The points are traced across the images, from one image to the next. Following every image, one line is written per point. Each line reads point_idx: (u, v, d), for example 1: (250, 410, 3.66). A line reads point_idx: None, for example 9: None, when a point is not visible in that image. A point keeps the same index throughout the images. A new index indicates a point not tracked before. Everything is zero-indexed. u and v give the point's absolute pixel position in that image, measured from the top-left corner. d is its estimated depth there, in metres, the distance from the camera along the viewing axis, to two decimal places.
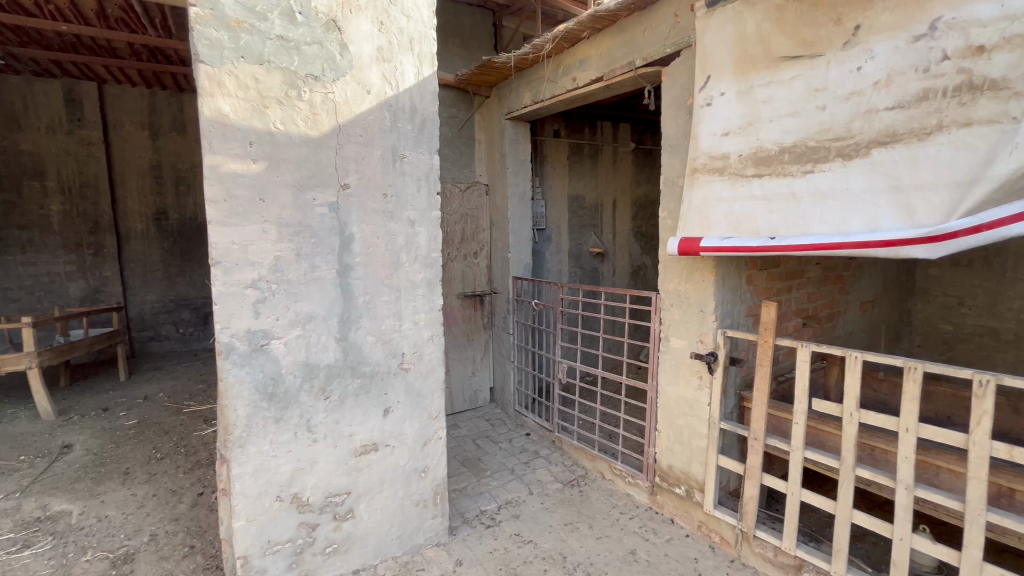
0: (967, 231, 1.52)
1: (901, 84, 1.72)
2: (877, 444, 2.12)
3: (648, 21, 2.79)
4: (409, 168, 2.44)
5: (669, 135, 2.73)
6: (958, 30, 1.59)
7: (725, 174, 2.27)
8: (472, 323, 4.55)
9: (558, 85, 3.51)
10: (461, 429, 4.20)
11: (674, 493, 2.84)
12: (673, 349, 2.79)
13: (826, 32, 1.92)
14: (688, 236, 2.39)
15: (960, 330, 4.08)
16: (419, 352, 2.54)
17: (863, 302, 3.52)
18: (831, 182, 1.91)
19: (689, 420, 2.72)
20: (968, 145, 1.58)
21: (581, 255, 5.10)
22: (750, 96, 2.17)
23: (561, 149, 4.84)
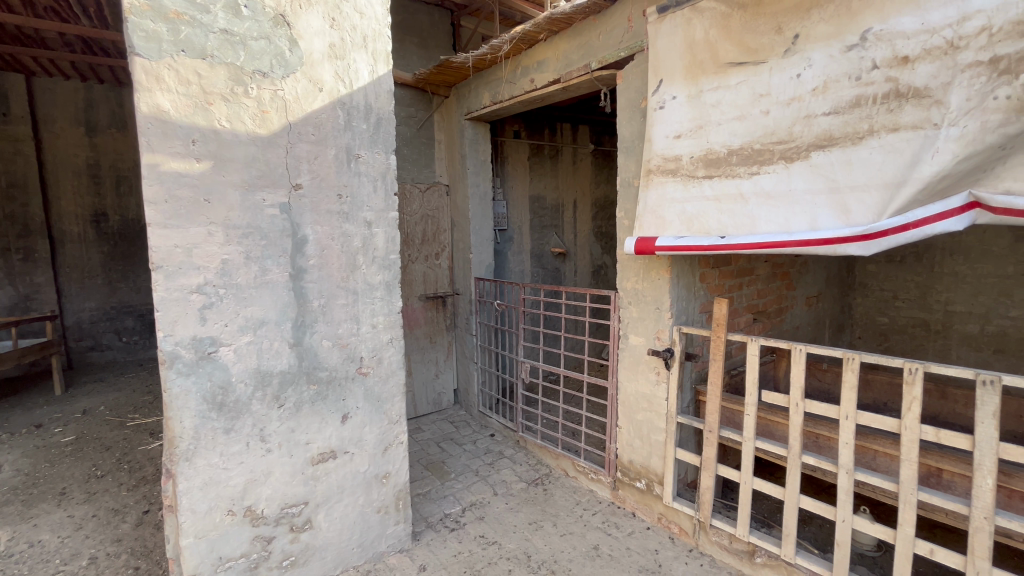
0: (897, 229, 1.63)
1: (836, 91, 1.82)
2: (821, 431, 2.23)
3: (602, 25, 2.84)
4: (365, 168, 2.38)
5: (624, 137, 2.79)
6: (886, 41, 1.70)
7: (677, 176, 2.34)
8: (435, 325, 4.50)
9: (517, 86, 3.53)
10: (424, 433, 4.15)
11: (635, 487, 2.90)
12: (631, 347, 2.85)
13: (768, 40, 2.01)
14: (643, 235, 2.45)
15: (895, 322, 4.35)
16: (379, 356, 2.49)
17: (808, 298, 3.71)
18: (775, 183, 2.00)
19: (648, 415, 2.79)
20: (895, 148, 1.69)
21: (543, 255, 5.14)
22: (700, 100, 2.24)
23: (522, 150, 4.86)
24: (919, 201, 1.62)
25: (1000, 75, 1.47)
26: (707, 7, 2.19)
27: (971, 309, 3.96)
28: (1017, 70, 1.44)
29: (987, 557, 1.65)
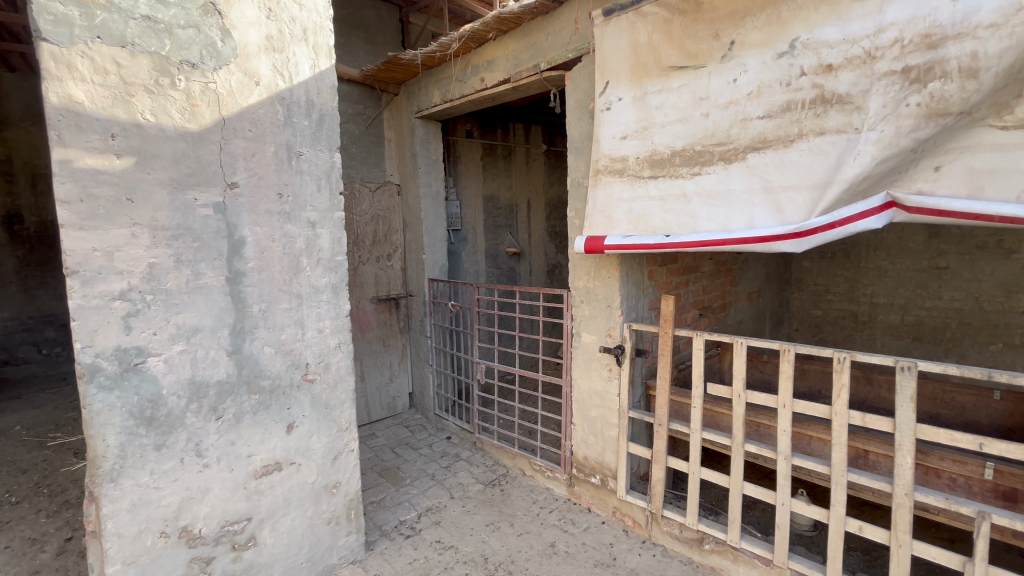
0: (825, 227, 1.74)
1: (769, 96, 1.91)
2: (761, 420, 2.34)
3: (550, 26, 2.87)
4: (307, 166, 2.29)
5: (573, 138, 2.82)
6: (812, 49, 1.80)
7: (624, 176, 2.39)
8: (387, 327, 4.40)
9: (467, 85, 3.50)
10: (378, 438, 4.04)
11: (591, 483, 2.95)
12: (584, 344, 2.89)
13: (707, 46, 2.08)
14: (593, 234, 2.49)
15: (828, 314, 4.64)
16: (326, 362, 2.40)
17: (750, 293, 3.89)
18: (715, 183, 2.08)
19: (601, 411, 2.84)
20: (822, 151, 1.79)
21: (497, 255, 5.13)
22: (644, 102, 2.30)
23: (474, 149, 4.83)
24: (843, 201, 1.73)
25: (911, 84, 1.60)
26: (650, 12, 2.25)
27: (892, 301, 4.29)
28: (925, 79, 1.57)
29: (908, 530, 1.79)
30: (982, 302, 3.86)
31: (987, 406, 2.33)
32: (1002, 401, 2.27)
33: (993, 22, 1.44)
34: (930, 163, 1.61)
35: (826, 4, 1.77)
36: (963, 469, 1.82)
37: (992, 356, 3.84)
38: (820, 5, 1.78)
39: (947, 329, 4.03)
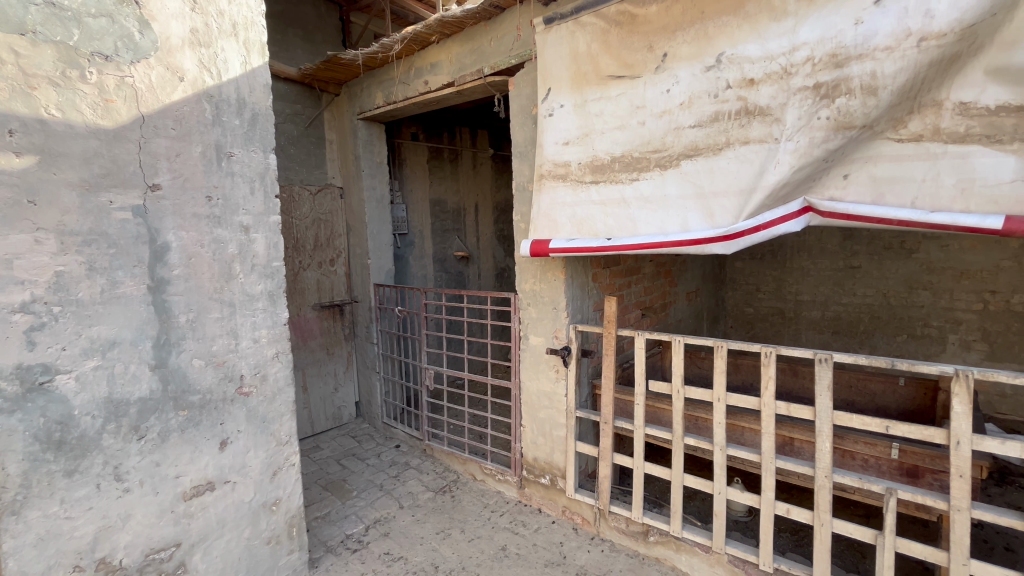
0: (751, 230, 1.85)
1: (699, 106, 2.02)
2: (699, 414, 2.46)
3: (493, 32, 2.89)
4: (239, 167, 2.18)
5: (518, 142, 2.85)
6: (736, 64, 1.92)
7: (567, 181, 2.45)
8: (331, 335, 4.25)
9: (410, 87, 3.46)
10: (323, 451, 3.89)
11: (541, 484, 2.98)
12: (532, 347, 2.92)
13: (642, 57, 2.17)
14: (538, 238, 2.53)
15: (759, 312, 4.95)
16: (263, 373, 2.29)
17: (688, 293, 4.09)
18: (652, 189, 2.17)
19: (549, 412, 2.87)
20: (747, 159, 1.91)
21: (445, 259, 5.09)
22: (585, 109, 2.37)
23: (420, 153, 4.78)
24: (766, 206, 1.85)
25: (822, 99, 1.74)
26: (588, 22, 2.32)
27: (814, 298, 4.64)
28: (833, 95, 1.71)
29: (828, 510, 1.93)
30: (890, 297, 4.25)
31: (894, 390, 2.56)
32: (906, 386, 2.51)
33: (888, 45, 1.60)
34: (840, 171, 1.77)
35: (747, 23, 1.89)
36: (873, 450, 1.99)
37: (899, 346, 4.24)
38: (742, 24, 1.90)
39: (861, 323, 4.41)
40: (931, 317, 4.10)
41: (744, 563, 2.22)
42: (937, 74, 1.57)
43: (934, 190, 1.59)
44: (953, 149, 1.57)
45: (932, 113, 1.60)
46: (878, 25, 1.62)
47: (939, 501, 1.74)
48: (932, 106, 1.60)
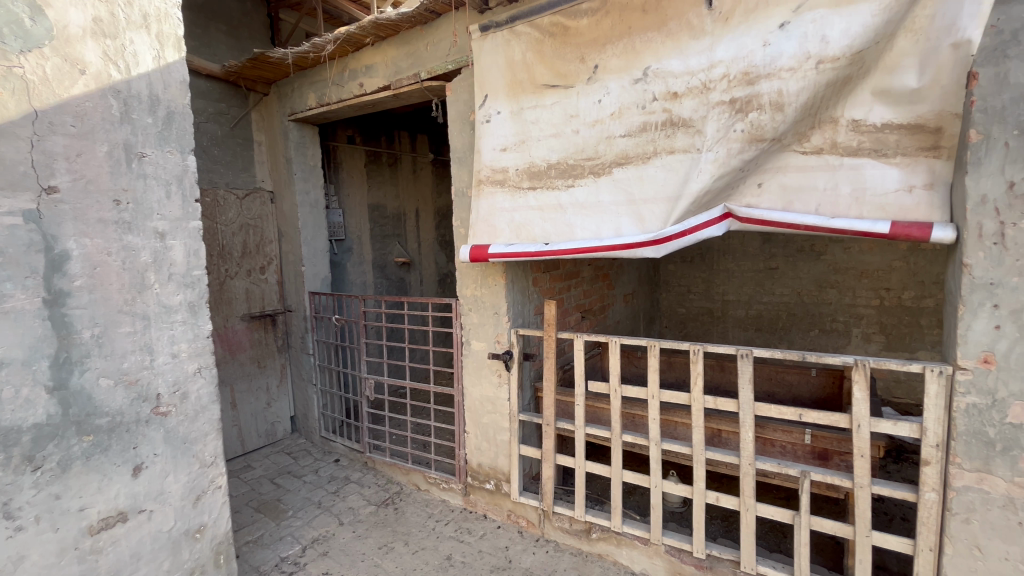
0: (678, 235, 1.95)
1: (629, 117, 2.12)
2: (635, 411, 2.55)
3: (429, 36, 2.88)
4: (152, 169, 2.02)
5: (456, 148, 2.85)
6: (661, 78, 2.03)
7: (505, 187, 2.47)
8: (262, 346, 4.01)
9: (344, 89, 3.36)
10: (254, 470, 3.66)
11: (485, 489, 2.97)
12: (474, 352, 2.92)
13: (574, 68, 2.25)
14: (477, 243, 2.54)
15: (690, 311, 5.23)
16: (183, 391, 2.12)
17: (625, 295, 4.24)
18: (587, 195, 2.24)
19: (492, 416, 2.88)
20: (673, 168, 2.02)
21: (386, 266, 4.97)
22: (521, 116, 2.41)
23: (357, 156, 4.65)
24: (691, 212, 1.97)
25: (737, 113, 1.87)
26: (523, 31, 2.37)
27: (739, 297, 4.97)
28: (746, 110, 1.85)
29: (752, 495, 2.07)
30: (803, 296, 4.64)
31: (807, 380, 2.79)
32: (817, 376, 2.74)
33: (792, 66, 1.75)
34: (755, 180, 1.91)
35: (670, 39, 2.01)
36: (789, 437, 2.16)
37: (812, 340, 4.63)
38: (666, 40, 2.02)
39: (780, 320, 4.78)
40: (838, 313, 4.51)
41: (679, 552, 2.33)
42: (833, 94, 1.74)
43: (833, 199, 1.77)
44: (849, 162, 1.75)
45: (830, 129, 1.78)
46: (783, 47, 1.77)
47: (845, 480, 1.91)
48: (830, 123, 1.77)
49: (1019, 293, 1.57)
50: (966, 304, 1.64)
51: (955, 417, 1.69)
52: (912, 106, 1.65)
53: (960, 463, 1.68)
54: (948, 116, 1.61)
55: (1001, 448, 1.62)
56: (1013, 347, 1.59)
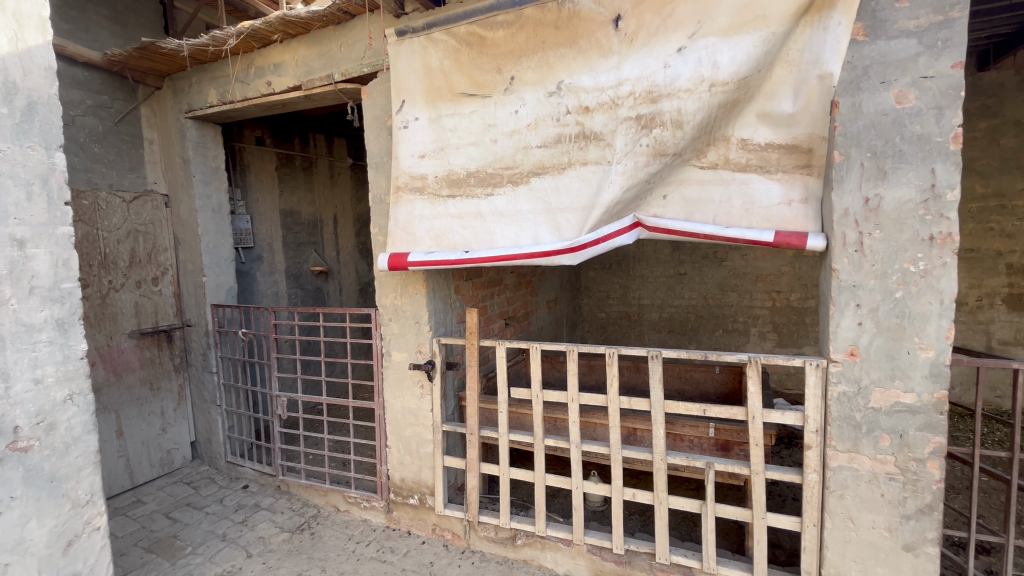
0: (593, 242, 2.03)
1: (544, 128, 2.18)
2: (557, 415, 2.61)
3: (343, 37, 2.78)
4: (8, 167, 1.75)
5: (373, 153, 2.77)
6: (573, 92, 2.11)
7: (424, 194, 2.44)
8: (155, 366, 3.61)
9: (250, 87, 3.15)
10: (146, 505, 3.27)
11: (409, 505, 2.88)
12: (394, 363, 2.83)
13: (491, 78, 2.27)
14: (396, 251, 2.48)
15: (609, 316, 5.46)
16: (49, 422, 1.85)
17: (548, 302, 4.34)
18: (506, 203, 2.27)
19: (415, 429, 2.80)
20: (587, 178, 2.11)
21: (300, 275, 4.70)
22: (439, 123, 2.39)
23: (268, 159, 4.37)
24: (604, 221, 2.05)
25: (642, 128, 1.99)
26: (440, 39, 2.36)
27: (653, 301, 5.28)
28: (650, 126, 1.98)
29: (665, 489, 2.19)
30: (709, 299, 5.03)
31: (712, 377, 3.01)
32: (720, 373, 2.97)
33: (689, 88, 1.90)
34: (660, 193, 2.04)
35: (580, 56, 2.09)
36: (696, 431, 2.32)
37: (717, 340, 5.02)
38: (577, 57, 2.10)
39: (689, 322, 5.13)
40: (738, 314, 4.93)
41: (600, 550, 2.40)
42: (724, 114, 1.90)
43: (727, 210, 1.94)
44: (739, 177, 1.92)
45: (723, 146, 1.94)
46: (680, 70, 1.91)
47: (743, 468, 2.08)
48: (723, 141, 1.93)
49: (875, 294, 1.81)
50: (835, 304, 1.86)
51: (830, 405, 1.90)
52: (789, 129, 1.84)
53: (835, 445, 1.90)
54: (817, 138, 1.83)
55: (866, 429, 1.85)
56: (872, 340, 1.82)
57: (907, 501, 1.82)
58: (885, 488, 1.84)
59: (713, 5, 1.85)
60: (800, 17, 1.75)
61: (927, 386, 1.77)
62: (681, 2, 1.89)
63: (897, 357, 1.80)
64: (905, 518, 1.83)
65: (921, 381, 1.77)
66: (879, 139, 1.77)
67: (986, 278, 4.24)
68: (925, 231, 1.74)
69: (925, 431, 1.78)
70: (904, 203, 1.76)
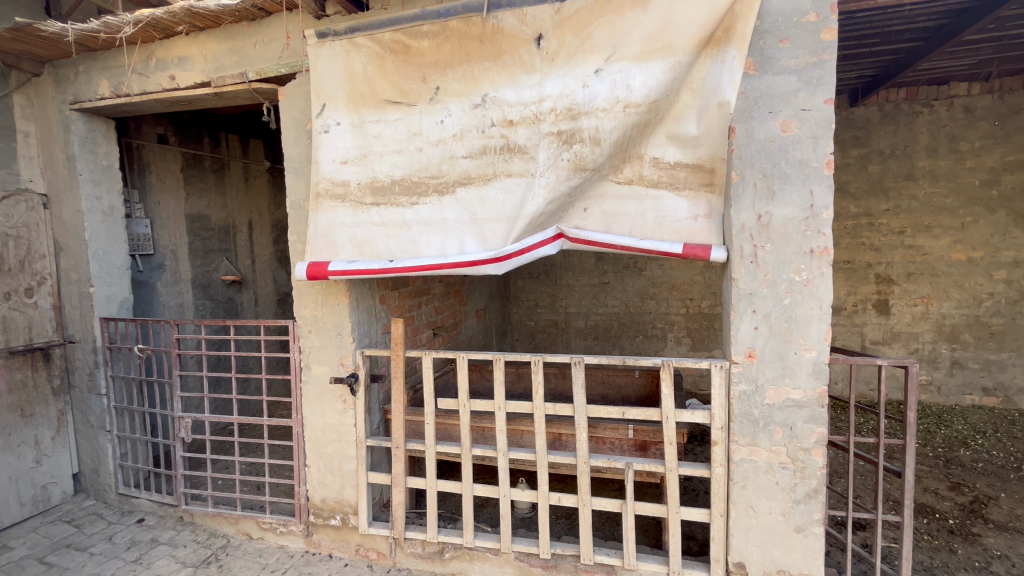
0: (518, 252, 2.08)
1: (469, 139, 2.20)
2: (485, 424, 2.62)
3: (257, 34, 2.64)
4: None
5: (291, 157, 2.64)
6: (498, 105, 2.15)
7: (346, 201, 2.36)
8: (28, 390, 3.16)
9: (150, 81, 2.88)
10: (14, 551, 2.83)
11: (330, 526, 2.73)
12: (314, 377, 2.69)
13: (416, 87, 2.26)
14: (316, 260, 2.39)
15: (538, 324, 5.58)
16: None
17: (477, 311, 4.35)
18: (431, 213, 2.26)
19: (337, 446, 2.68)
20: (511, 190, 2.15)
21: (210, 285, 4.35)
22: (362, 129, 2.33)
23: (171, 159, 4.02)
24: (528, 232, 2.11)
25: (563, 144, 2.08)
26: (363, 44, 2.31)
27: (579, 309, 5.46)
28: (571, 142, 2.06)
29: (588, 491, 2.26)
30: (630, 307, 5.30)
31: (632, 380, 3.18)
32: (639, 377, 3.14)
33: (605, 107, 2.01)
34: (581, 206, 2.14)
35: (505, 71, 2.14)
36: (616, 433, 2.43)
37: (638, 345, 5.29)
38: (501, 71, 2.15)
39: (612, 329, 5.36)
40: (657, 320, 5.24)
41: (528, 556, 2.42)
42: (638, 134, 2.03)
43: (642, 224, 2.07)
44: (652, 193, 2.06)
45: (637, 163, 2.07)
46: (597, 90, 2.01)
47: (659, 466, 2.20)
48: (637, 158, 2.06)
49: (767, 300, 2.01)
50: (735, 309, 2.04)
51: (733, 403, 2.07)
52: (693, 150, 1.99)
53: (737, 439, 2.07)
54: (718, 159, 1.99)
55: (762, 424, 2.04)
56: (766, 343, 2.02)
57: (797, 487, 2.02)
58: (779, 476, 2.04)
59: (627, 32, 1.97)
60: (701, 48, 1.92)
61: (811, 382, 1.98)
62: (598, 27, 2.01)
63: (786, 357, 2.00)
64: (796, 502, 2.03)
65: (806, 378, 1.99)
66: (768, 163, 1.98)
67: (860, 286, 4.84)
68: (807, 245, 1.97)
69: (810, 423, 1.99)
70: (789, 220, 1.98)
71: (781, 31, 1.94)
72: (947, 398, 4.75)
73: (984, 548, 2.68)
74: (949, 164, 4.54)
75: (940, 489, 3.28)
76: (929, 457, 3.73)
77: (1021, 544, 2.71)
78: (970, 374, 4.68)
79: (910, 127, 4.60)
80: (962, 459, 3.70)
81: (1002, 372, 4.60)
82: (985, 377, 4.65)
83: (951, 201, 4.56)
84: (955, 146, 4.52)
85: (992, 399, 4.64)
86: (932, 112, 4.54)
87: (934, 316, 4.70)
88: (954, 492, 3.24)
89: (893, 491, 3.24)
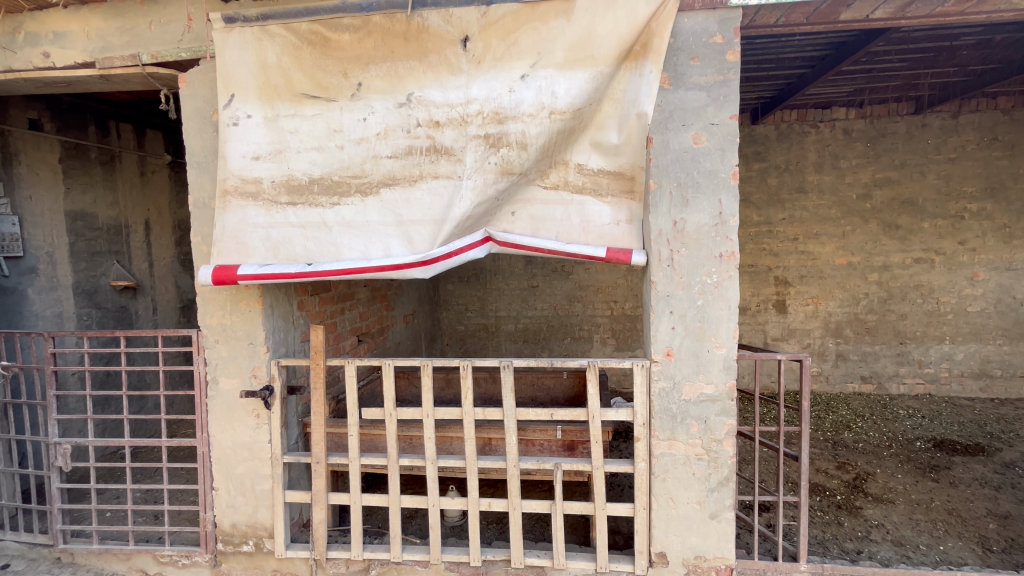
0: (445, 255, 2.04)
1: (394, 139, 2.13)
2: (413, 433, 2.54)
3: (153, 13, 2.39)
4: None
5: (193, 150, 2.41)
6: (424, 105, 2.11)
7: (258, 200, 2.19)
8: None
9: (17, 58, 2.50)
10: None
11: (241, 553, 2.51)
12: (222, 392, 2.47)
13: (336, 81, 2.15)
14: (223, 263, 2.19)
15: (468, 328, 5.55)
16: None
17: (404, 316, 4.23)
18: (354, 214, 2.16)
19: (250, 464, 2.47)
20: (438, 192, 2.11)
21: (96, 292, 3.84)
22: (276, 123, 2.18)
23: (47, 148, 3.52)
24: (456, 235, 2.09)
25: (490, 147, 2.07)
26: (277, 33, 2.16)
27: (509, 312, 5.50)
28: (498, 145, 2.07)
29: (518, 493, 2.26)
30: (558, 309, 5.42)
31: (560, 382, 3.24)
32: (567, 378, 3.22)
33: (531, 113, 2.03)
34: (509, 209, 2.15)
35: (430, 70, 2.10)
36: (545, 435, 2.46)
37: (566, 347, 5.43)
38: (426, 71, 2.10)
39: (541, 331, 5.45)
40: (583, 322, 5.40)
41: (458, 565, 2.37)
42: (563, 140, 2.07)
43: (568, 228, 2.12)
44: (577, 198, 2.11)
45: (563, 169, 2.11)
46: (523, 95, 2.03)
47: (586, 465, 2.26)
48: (562, 164, 2.11)
49: (683, 302, 2.14)
50: (654, 310, 2.15)
51: (653, 400, 2.17)
52: (615, 158, 2.07)
53: (657, 435, 2.17)
54: (638, 167, 2.07)
55: (680, 419, 2.16)
56: (682, 341, 2.14)
57: (710, 476, 2.16)
58: (695, 467, 2.16)
59: (551, 40, 2.01)
60: (621, 61, 2.00)
61: (722, 377, 2.13)
62: (523, 33, 2.03)
63: (700, 355, 2.14)
64: (710, 491, 2.16)
65: (718, 373, 2.13)
66: (682, 172, 2.11)
67: (762, 288, 5.32)
68: (717, 250, 2.11)
69: (722, 416, 2.14)
70: (702, 226, 2.12)
71: (692, 50, 2.08)
72: (833, 387, 5.33)
73: (865, 519, 3.02)
74: (832, 179, 5.12)
75: (829, 469, 3.67)
76: (821, 441, 4.17)
77: (894, 512, 3.09)
78: (851, 365, 5.29)
79: (800, 145, 5.13)
80: (846, 440, 4.18)
81: (876, 362, 5.25)
82: (863, 367, 5.27)
83: (834, 212, 5.15)
84: (837, 163, 5.10)
85: (868, 386, 5.27)
86: (818, 133, 5.10)
87: (822, 314, 5.27)
88: (840, 470, 3.64)
89: (791, 474, 3.58)
